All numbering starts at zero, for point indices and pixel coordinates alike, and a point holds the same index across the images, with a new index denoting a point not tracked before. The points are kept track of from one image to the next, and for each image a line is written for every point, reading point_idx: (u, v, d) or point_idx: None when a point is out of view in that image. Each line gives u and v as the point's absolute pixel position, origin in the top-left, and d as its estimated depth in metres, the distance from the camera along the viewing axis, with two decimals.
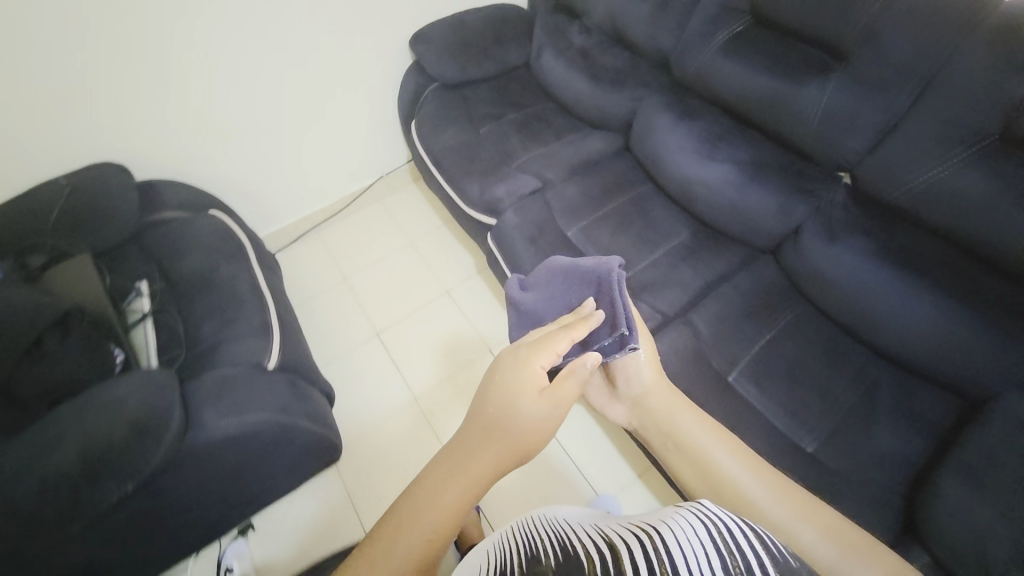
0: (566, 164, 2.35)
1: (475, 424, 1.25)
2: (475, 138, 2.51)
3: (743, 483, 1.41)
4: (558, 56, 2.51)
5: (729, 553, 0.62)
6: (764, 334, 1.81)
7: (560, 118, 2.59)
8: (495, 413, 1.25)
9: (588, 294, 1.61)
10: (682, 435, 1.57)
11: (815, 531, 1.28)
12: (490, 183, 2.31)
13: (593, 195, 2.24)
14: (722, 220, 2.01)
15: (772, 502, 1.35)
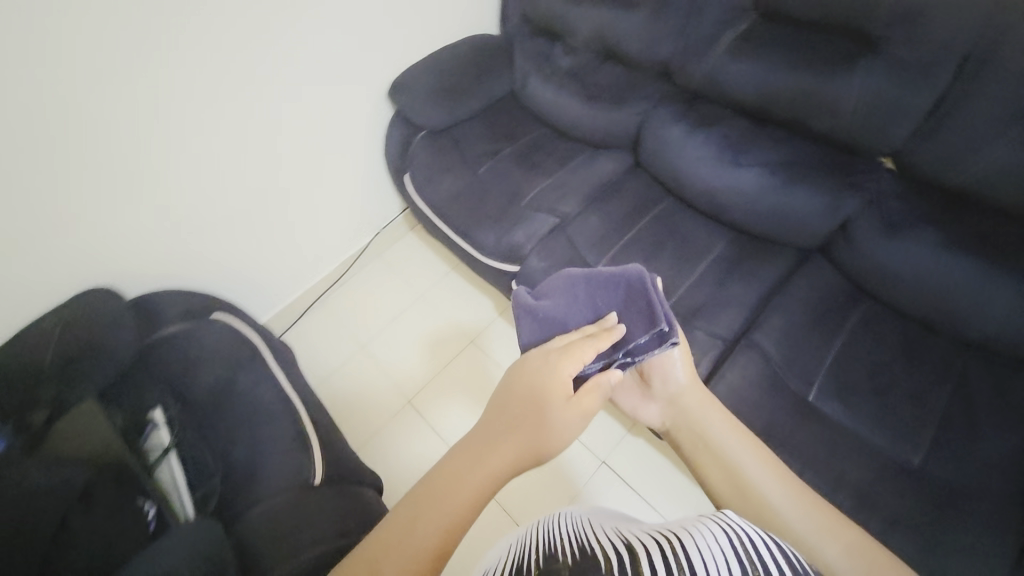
0: (579, 192, 2.18)
1: (497, 424, 1.25)
2: (476, 181, 2.33)
3: (775, 499, 1.28)
4: (548, 79, 2.34)
5: (752, 560, 0.79)
6: (836, 342, 1.68)
7: (560, 143, 2.41)
8: (517, 416, 1.24)
9: (613, 299, 1.45)
10: (715, 442, 1.45)
11: (852, 561, 1.16)
12: (505, 229, 2.13)
13: (616, 222, 2.08)
14: (762, 226, 1.88)
15: (807, 522, 1.23)
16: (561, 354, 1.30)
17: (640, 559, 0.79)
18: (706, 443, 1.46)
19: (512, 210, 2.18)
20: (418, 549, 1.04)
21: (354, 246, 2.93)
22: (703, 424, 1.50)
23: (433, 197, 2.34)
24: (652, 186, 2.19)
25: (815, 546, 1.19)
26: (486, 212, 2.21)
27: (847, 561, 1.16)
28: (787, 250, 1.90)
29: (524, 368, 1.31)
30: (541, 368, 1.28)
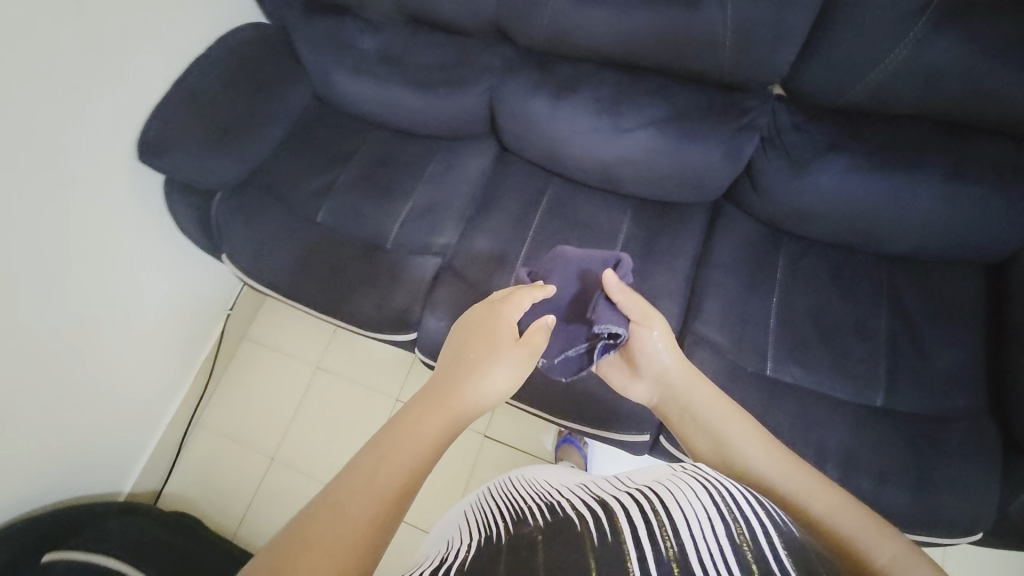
0: (452, 213, 1.78)
1: (453, 364, 1.06)
2: (320, 236, 1.77)
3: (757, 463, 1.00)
4: (359, 75, 1.76)
5: (731, 519, 0.72)
6: (773, 299, 1.53)
7: (407, 150, 1.90)
8: (477, 357, 1.07)
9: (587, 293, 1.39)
10: (694, 408, 1.17)
11: (858, 522, 0.87)
12: (382, 290, 1.68)
13: (508, 236, 1.73)
14: (666, 190, 1.62)
15: (800, 480, 0.95)
16: (507, 300, 1.20)
17: (614, 519, 0.73)
18: (685, 413, 1.18)
19: (382, 261, 1.72)
20: (374, 499, 0.73)
21: (206, 344, 2.29)
22: (682, 394, 1.20)
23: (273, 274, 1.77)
24: (531, 172, 1.82)
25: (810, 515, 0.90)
26: (350, 274, 1.71)
27: (851, 520, 0.87)
28: (698, 208, 1.67)
29: (473, 317, 1.17)
30: (488, 319, 1.16)
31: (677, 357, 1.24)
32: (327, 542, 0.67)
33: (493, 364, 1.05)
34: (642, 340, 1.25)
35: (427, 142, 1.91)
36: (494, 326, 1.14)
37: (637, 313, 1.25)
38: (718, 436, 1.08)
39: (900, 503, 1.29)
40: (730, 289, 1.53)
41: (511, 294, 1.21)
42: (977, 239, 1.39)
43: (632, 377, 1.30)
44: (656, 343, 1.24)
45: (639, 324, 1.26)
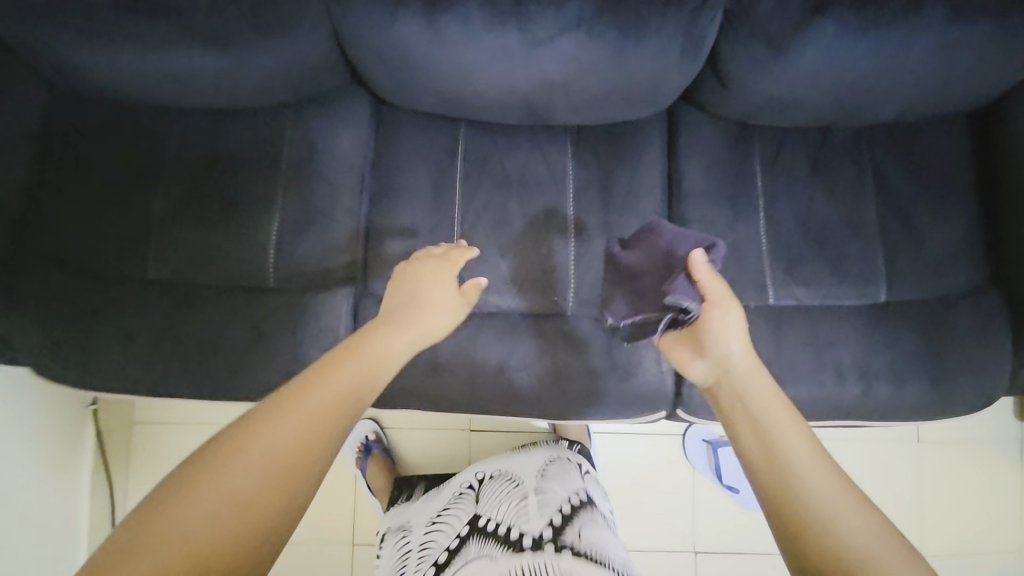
0: (344, 218, 1.28)
1: (402, 304, 1.04)
2: (166, 302, 1.23)
3: (804, 470, 0.81)
4: (116, 46, 1.11)
5: None
6: (761, 215, 1.29)
7: (242, 139, 1.30)
8: (421, 293, 1.06)
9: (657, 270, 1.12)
10: (744, 391, 0.92)
11: (898, 553, 0.71)
12: (290, 353, 1.23)
13: (429, 227, 1.29)
14: (613, 113, 1.23)
15: (842, 497, 0.77)
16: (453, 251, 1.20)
17: None
18: (732, 392, 0.94)
19: (273, 314, 1.24)
20: (304, 413, 0.75)
21: (84, 457, 1.74)
22: (736, 376, 0.95)
23: (120, 377, 1.22)
24: (428, 128, 1.32)
25: (842, 534, 0.73)
26: (235, 344, 1.23)
27: (882, 546, 0.72)
28: (653, 125, 1.30)
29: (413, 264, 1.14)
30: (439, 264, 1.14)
31: (748, 347, 0.98)
32: (256, 452, 0.69)
33: (432, 308, 1.04)
34: (710, 316, 1.01)
35: (267, 120, 1.31)
36: (434, 274, 1.11)
37: (717, 294, 1.01)
38: (768, 422, 0.87)
39: (920, 398, 1.25)
40: (716, 219, 1.26)
41: (449, 251, 1.18)
42: (970, 87, 1.19)
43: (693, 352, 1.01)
44: (735, 322, 1.00)
45: (714, 298, 1.02)
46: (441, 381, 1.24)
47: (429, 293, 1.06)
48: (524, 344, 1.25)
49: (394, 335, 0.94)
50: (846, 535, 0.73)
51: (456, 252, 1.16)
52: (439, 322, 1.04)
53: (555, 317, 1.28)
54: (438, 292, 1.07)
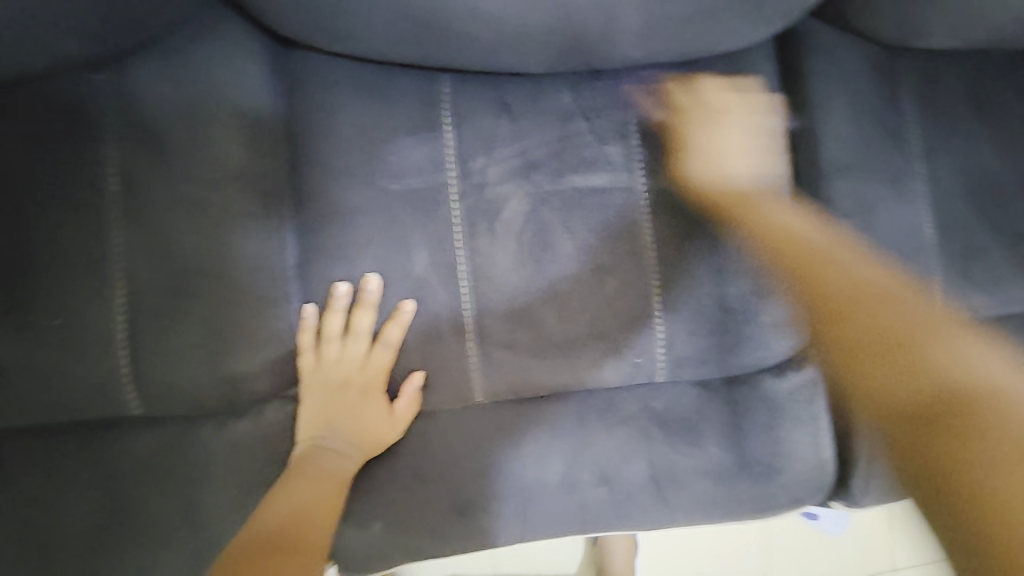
0: (246, 277, 0.68)
1: (320, 424, 0.69)
2: None
3: (798, 236, 0.78)
4: None
5: None
6: (927, 184, 0.84)
7: (29, 146, 0.68)
8: (343, 400, 0.70)
9: (534, 251, 0.77)
10: (756, 182, 0.81)
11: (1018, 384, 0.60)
12: (182, 537, 0.67)
13: (411, 268, 0.73)
14: (709, 41, 0.73)
15: (770, 207, 0.80)
16: (699, 118, 0.79)
17: None
18: (736, 194, 0.80)
19: (140, 469, 0.68)
20: None
21: None
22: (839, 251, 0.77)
23: None
24: (387, 91, 0.74)
25: (966, 372, 0.62)
26: (77, 533, 0.67)
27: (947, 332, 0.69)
28: (756, 58, 0.82)
29: (674, 178, 0.80)
30: (735, 146, 0.80)
31: (439, 466, 0.73)
32: None
33: (334, 437, 0.68)
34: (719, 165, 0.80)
35: (78, 104, 0.69)
36: (342, 388, 0.70)
37: (414, 487, 0.73)
38: (759, 198, 0.80)
39: None
40: (864, 197, 0.82)
41: (388, 326, 0.72)
42: None
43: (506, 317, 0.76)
44: (494, 329, 0.75)
45: (399, 425, 0.72)
46: (478, 527, 0.74)
47: (329, 419, 0.69)
48: (599, 441, 0.77)
49: (312, 482, 0.64)
50: (893, 317, 0.71)
51: (391, 328, 0.72)
52: (369, 441, 0.70)
53: (639, 385, 0.80)
54: (363, 408, 0.70)
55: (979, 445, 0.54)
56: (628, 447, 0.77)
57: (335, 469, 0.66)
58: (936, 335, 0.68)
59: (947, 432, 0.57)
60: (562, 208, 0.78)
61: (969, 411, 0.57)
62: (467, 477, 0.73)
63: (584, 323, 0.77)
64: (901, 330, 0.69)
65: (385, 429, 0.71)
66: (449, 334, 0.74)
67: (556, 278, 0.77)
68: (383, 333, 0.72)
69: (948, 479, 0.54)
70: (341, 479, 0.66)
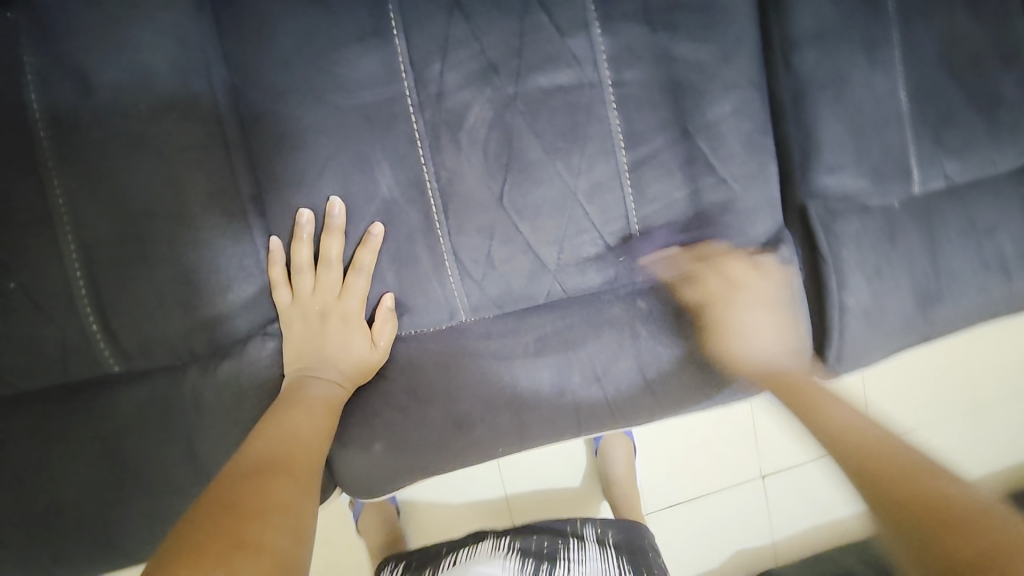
0: (202, 213, 0.64)
1: (306, 354, 0.68)
2: None
3: (856, 432, 0.64)
4: None
5: None
6: (900, 52, 0.81)
7: None
8: (324, 331, 0.69)
9: (502, 159, 0.74)
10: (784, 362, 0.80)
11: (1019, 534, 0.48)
12: (189, 480, 0.68)
13: (376, 190, 0.70)
14: None
15: (835, 408, 0.70)
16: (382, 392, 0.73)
17: None
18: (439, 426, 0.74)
19: (134, 420, 0.67)
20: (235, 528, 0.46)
21: None
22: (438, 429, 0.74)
23: None
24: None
25: (898, 450, 0.59)
26: (81, 487, 0.67)
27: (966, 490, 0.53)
28: None
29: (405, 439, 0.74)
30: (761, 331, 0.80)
31: (429, 385, 0.74)
32: None
33: (322, 366, 0.68)
34: (732, 309, 0.80)
35: None
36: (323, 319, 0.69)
37: (410, 407, 0.74)
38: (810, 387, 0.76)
39: None
40: (837, 69, 0.79)
41: (363, 252, 0.70)
42: None
43: (481, 231, 0.74)
44: (469, 244, 0.74)
45: (384, 348, 0.72)
46: (477, 437, 0.76)
47: (315, 349, 0.69)
48: (586, 343, 0.79)
49: (303, 410, 0.64)
50: (841, 428, 0.65)
51: (365, 254, 0.70)
52: (357, 367, 0.70)
53: (621, 285, 0.81)
54: (346, 336, 0.70)
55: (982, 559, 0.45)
56: (613, 345, 0.79)
57: (325, 395, 0.67)
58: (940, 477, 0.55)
59: (926, 497, 0.52)
60: (526, 110, 0.74)
61: (928, 497, 0.52)
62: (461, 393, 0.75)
63: (558, 227, 0.77)
64: (921, 486, 0.53)
65: (370, 355, 0.71)
66: (425, 254, 0.73)
67: (527, 185, 0.75)
68: (355, 259, 0.70)
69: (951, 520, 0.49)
70: (331, 405, 0.67)
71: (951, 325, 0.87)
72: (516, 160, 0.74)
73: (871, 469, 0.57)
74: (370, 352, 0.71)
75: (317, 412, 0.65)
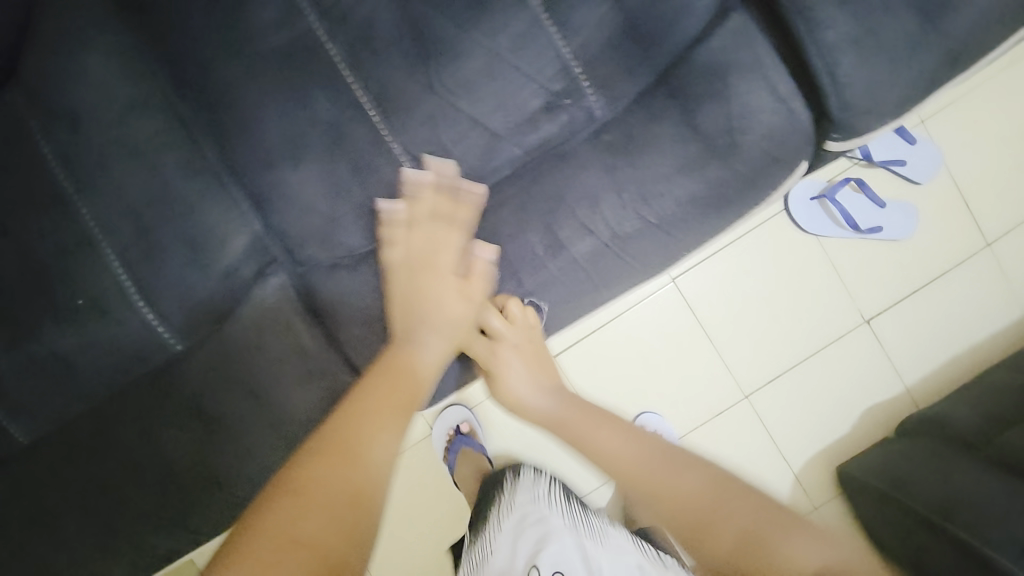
0: (190, 188, 0.74)
1: (403, 305, 0.75)
2: (73, 445, 0.80)
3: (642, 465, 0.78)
4: None
5: None
6: None
7: None
8: (415, 280, 0.76)
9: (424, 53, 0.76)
10: None
11: (707, 483, 0.72)
12: (261, 418, 0.77)
13: (318, 118, 0.75)
14: None
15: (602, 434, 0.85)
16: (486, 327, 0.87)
17: None
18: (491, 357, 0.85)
19: (204, 384, 0.78)
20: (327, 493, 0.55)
21: None
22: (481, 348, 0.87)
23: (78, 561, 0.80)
24: None
25: (680, 485, 0.73)
26: (189, 450, 0.78)
27: (694, 499, 0.70)
28: None
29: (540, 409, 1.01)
30: None
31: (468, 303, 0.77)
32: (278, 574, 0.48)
33: (421, 317, 0.74)
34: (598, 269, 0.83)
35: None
36: (417, 270, 0.76)
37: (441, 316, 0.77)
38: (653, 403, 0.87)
39: None
40: None
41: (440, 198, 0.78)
42: None
43: (426, 125, 0.77)
44: (420, 139, 0.77)
45: (479, 295, 0.78)
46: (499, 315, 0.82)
47: (416, 299, 0.75)
48: (565, 199, 0.81)
49: (402, 368, 0.70)
50: (609, 456, 0.81)
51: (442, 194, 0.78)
52: (449, 316, 0.76)
53: (582, 129, 0.80)
54: (443, 286, 0.76)
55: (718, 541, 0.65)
56: (589, 192, 0.80)
57: (422, 353, 0.72)
58: (716, 518, 0.67)
59: (694, 519, 0.68)
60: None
61: (689, 516, 0.69)
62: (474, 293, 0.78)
63: (498, 96, 0.78)
64: (705, 525, 0.67)
65: (467, 309, 0.77)
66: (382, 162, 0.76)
67: (456, 66, 0.77)
68: (440, 213, 0.78)
69: (695, 528, 0.68)
70: (425, 361, 0.72)
71: (985, 33, 0.72)
72: (435, 47, 0.76)
73: (691, 532, 0.68)
74: (466, 298, 0.77)
75: (410, 374, 0.70)
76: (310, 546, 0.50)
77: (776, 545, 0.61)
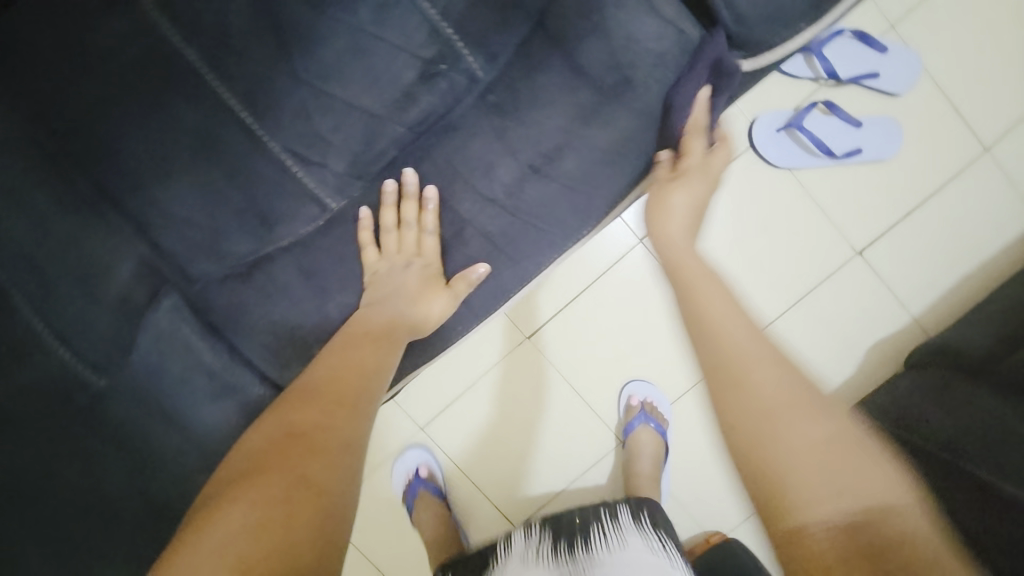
0: (58, 217, 0.70)
1: (378, 298, 0.77)
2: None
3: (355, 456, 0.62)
4: None
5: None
6: None
7: None
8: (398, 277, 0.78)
9: (281, 37, 0.70)
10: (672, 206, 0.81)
11: (841, 431, 0.59)
12: (186, 438, 0.76)
13: (183, 127, 0.71)
14: None
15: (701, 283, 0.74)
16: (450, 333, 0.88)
17: None
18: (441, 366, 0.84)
19: (125, 415, 0.75)
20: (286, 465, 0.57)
21: None
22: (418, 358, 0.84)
23: None
24: None
25: (805, 444, 0.58)
26: (125, 484, 0.74)
27: (787, 400, 0.61)
28: None
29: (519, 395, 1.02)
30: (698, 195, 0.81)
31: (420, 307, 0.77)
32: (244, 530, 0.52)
33: (388, 315, 0.76)
34: (665, 188, 0.78)
35: None
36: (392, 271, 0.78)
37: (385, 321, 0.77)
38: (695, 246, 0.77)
39: None
40: None
41: (400, 207, 0.78)
42: None
43: (301, 117, 0.73)
44: (297, 134, 0.73)
45: (458, 290, 0.78)
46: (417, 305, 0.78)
47: (382, 296, 0.77)
48: (464, 174, 0.77)
49: (364, 352, 0.71)
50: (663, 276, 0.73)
51: (408, 206, 0.78)
52: (411, 314, 0.76)
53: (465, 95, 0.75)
54: (414, 282, 0.78)
55: (776, 448, 0.58)
56: (486, 161, 0.76)
57: (386, 343, 0.73)
58: (766, 378, 0.63)
59: (771, 486, 0.58)
60: None
61: (770, 416, 0.60)
62: (406, 284, 0.77)
63: (368, 72, 0.72)
64: (771, 443, 0.58)
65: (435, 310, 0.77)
66: (262, 164, 0.73)
67: (318, 47, 0.71)
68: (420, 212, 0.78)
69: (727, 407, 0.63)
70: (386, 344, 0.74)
71: None
72: (290, 28, 0.70)
73: (769, 458, 0.58)
74: (439, 296, 0.78)
75: (368, 357, 0.71)
76: (280, 507, 0.54)
77: (788, 436, 0.58)
